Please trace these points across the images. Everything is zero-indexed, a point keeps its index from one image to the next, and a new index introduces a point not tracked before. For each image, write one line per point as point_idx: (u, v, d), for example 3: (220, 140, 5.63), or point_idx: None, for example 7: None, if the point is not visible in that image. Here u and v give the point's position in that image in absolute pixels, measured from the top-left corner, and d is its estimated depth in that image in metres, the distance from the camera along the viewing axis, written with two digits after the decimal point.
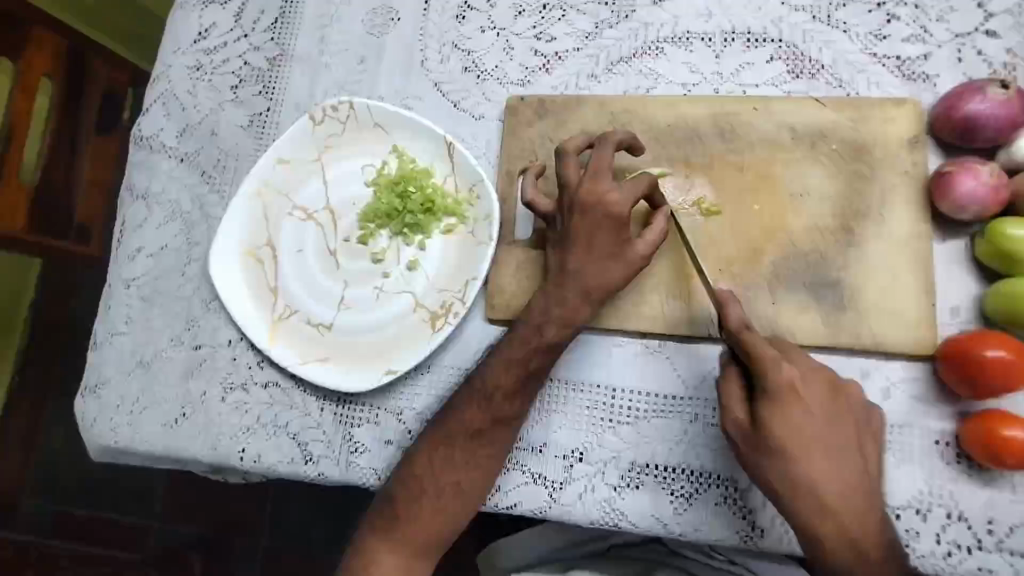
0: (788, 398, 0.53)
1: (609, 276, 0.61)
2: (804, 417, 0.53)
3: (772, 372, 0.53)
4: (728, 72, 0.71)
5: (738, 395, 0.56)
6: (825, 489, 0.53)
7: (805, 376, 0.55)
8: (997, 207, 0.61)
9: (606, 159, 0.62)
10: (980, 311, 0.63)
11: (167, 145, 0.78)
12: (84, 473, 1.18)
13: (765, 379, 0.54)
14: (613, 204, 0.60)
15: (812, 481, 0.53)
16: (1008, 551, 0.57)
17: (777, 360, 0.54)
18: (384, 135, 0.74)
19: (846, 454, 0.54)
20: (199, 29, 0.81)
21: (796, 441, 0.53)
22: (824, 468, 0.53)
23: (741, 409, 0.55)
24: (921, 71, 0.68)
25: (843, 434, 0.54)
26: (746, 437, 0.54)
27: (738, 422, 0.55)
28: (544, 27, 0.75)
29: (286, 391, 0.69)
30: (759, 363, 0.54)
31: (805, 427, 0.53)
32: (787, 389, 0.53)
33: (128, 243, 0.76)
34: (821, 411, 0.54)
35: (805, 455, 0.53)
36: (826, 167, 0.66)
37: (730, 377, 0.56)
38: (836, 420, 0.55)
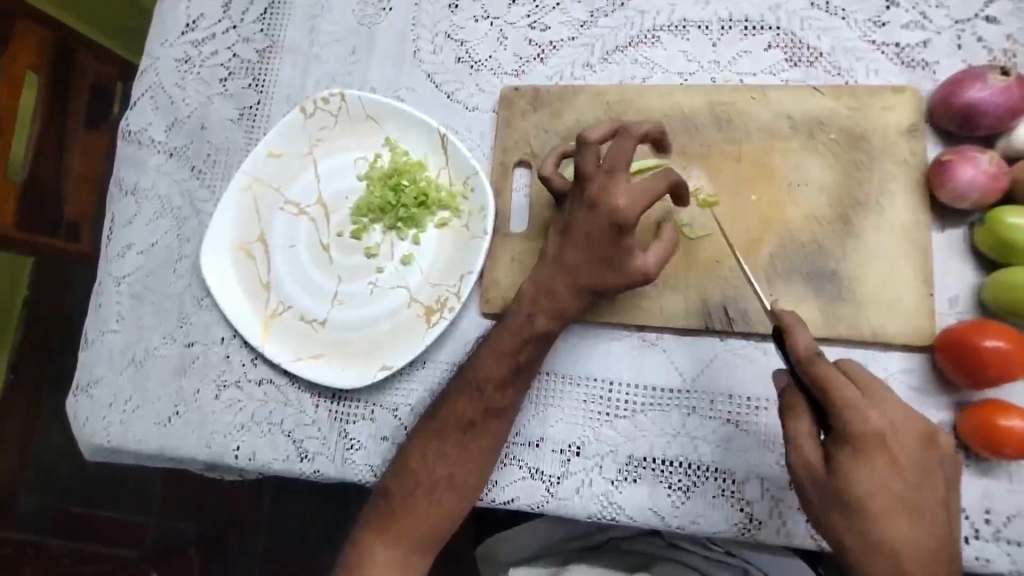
0: (873, 452, 0.49)
1: (605, 280, 0.60)
2: (887, 473, 0.49)
3: (852, 420, 0.49)
4: (725, 61, 0.70)
5: (810, 434, 0.52)
6: (905, 550, 0.48)
7: (897, 426, 0.50)
8: (997, 195, 0.60)
9: (625, 156, 0.57)
10: (978, 300, 0.62)
11: (156, 139, 0.77)
12: (79, 469, 1.17)
13: (843, 424, 0.50)
14: (619, 209, 0.57)
15: (889, 540, 0.49)
16: (1005, 540, 0.57)
17: (862, 408, 0.49)
18: (376, 127, 0.73)
19: (932, 514, 0.49)
20: (187, 21, 0.79)
21: (876, 498, 0.49)
22: (907, 528, 0.49)
23: (813, 450, 0.51)
24: (920, 59, 0.67)
25: (931, 493, 0.49)
26: (816, 481, 0.51)
27: (808, 464, 0.51)
28: (538, 16, 0.74)
29: (280, 388, 0.69)
30: (838, 407, 0.50)
31: (889, 486, 0.49)
32: (871, 440, 0.49)
33: (117, 240, 0.75)
34: (910, 465, 0.49)
35: (882, 514, 0.49)
36: (823, 157, 0.66)
37: (800, 412, 0.53)
38: (927, 476, 0.50)
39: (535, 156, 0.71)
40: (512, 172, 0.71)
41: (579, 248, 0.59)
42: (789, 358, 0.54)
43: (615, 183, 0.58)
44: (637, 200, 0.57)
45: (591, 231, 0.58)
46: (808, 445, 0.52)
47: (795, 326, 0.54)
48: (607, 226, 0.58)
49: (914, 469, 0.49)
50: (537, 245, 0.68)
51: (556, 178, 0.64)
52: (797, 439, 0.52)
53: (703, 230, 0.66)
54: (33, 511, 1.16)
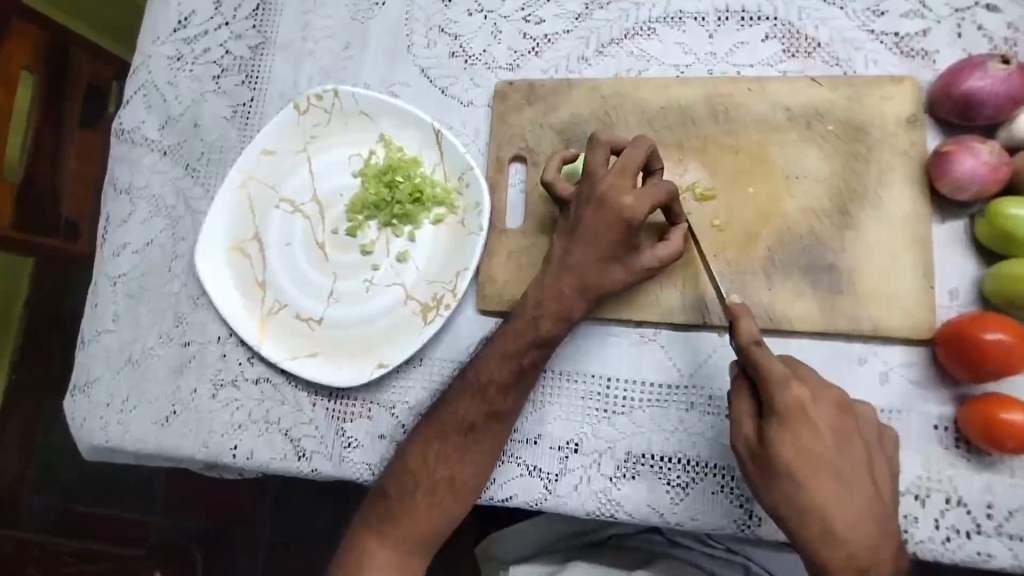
0: (797, 421, 0.51)
1: (609, 278, 0.60)
2: (811, 439, 0.51)
3: (780, 395, 0.51)
4: (722, 53, 0.69)
5: (748, 411, 0.53)
6: (834, 514, 0.50)
7: (816, 396, 0.52)
8: (998, 186, 0.60)
9: (635, 163, 0.59)
10: (980, 293, 0.62)
11: (149, 138, 0.76)
12: (80, 469, 1.17)
13: (773, 399, 0.51)
14: (627, 208, 0.58)
15: (820, 505, 0.50)
16: (1007, 535, 0.57)
17: (787, 381, 0.51)
18: (371, 124, 0.73)
19: (858, 478, 0.51)
20: (178, 18, 0.79)
21: (806, 465, 0.51)
22: (834, 490, 0.51)
23: (750, 425, 0.53)
24: (919, 48, 0.66)
25: (854, 456, 0.52)
26: (753, 455, 0.52)
27: (745, 439, 0.53)
28: (532, 9, 0.73)
29: (277, 386, 0.69)
30: (766, 383, 0.51)
31: (815, 452, 0.51)
32: (794, 410, 0.51)
33: (113, 239, 0.74)
34: (831, 432, 0.51)
35: (812, 482, 0.50)
36: (823, 149, 0.65)
37: (739, 393, 0.54)
38: (847, 441, 0.52)
39: (532, 151, 0.70)
40: (508, 167, 0.71)
41: (584, 242, 0.59)
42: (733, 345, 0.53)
43: (625, 185, 0.59)
44: (643, 200, 0.58)
45: (600, 226, 0.59)
46: (745, 423, 0.53)
47: (742, 315, 0.53)
48: (616, 222, 0.58)
49: (837, 435, 0.52)
50: (535, 242, 0.68)
51: (559, 183, 0.63)
52: (735, 417, 0.54)
53: (700, 224, 0.65)
54: (38, 510, 1.16)
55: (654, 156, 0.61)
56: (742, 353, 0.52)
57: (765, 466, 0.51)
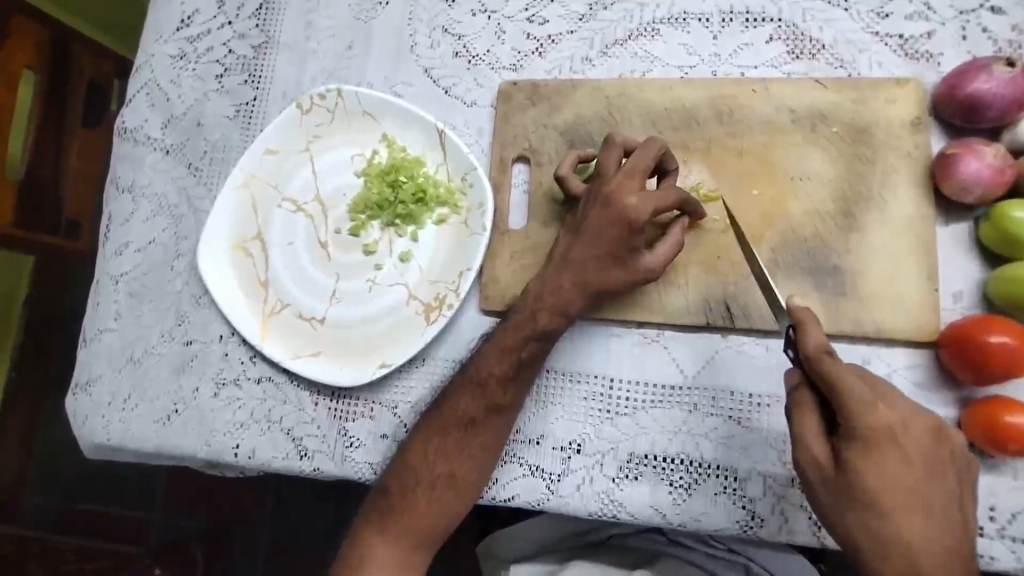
0: (883, 449, 0.49)
1: (610, 276, 0.60)
2: (898, 469, 0.49)
3: (862, 419, 0.49)
4: (726, 54, 0.69)
5: (817, 430, 0.52)
6: (918, 547, 0.49)
7: (906, 422, 0.50)
8: (1002, 189, 0.60)
9: (646, 166, 0.59)
10: (983, 295, 0.62)
11: (152, 136, 0.76)
12: (80, 468, 1.17)
13: (856, 423, 0.49)
14: (632, 208, 0.58)
15: (902, 538, 0.49)
16: (1010, 537, 0.56)
17: (871, 405, 0.49)
18: (373, 123, 0.73)
19: (944, 508, 0.50)
20: (181, 17, 0.78)
21: (890, 495, 0.49)
22: (919, 522, 0.49)
23: (820, 446, 0.51)
24: (923, 50, 0.66)
25: (943, 488, 0.50)
26: (826, 479, 0.51)
27: (817, 462, 0.51)
28: (536, 9, 0.73)
29: (279, 386, 0.68)
30: (846, 405, 0.49)
31: (900, 481, 0.49)
32: (880, 436, 0.49)
33: (115, 238, 0.74)
34: (920, 460, 0.50)
35: (895, 512, 0.49)
36: (827, 151, 0.65)
37: (807, 411, 0.52)
38: (937, 470, 0.50)
39: (535, 151, 0.70)
40: (511, 167, 0.70)
41: (587, 242, 0.59)
42: (804, 360, 0.52)
43: (632, 187, 0.59)
44: (648, 202, 0.58)
45: (602, 226, 0.59)
46: (815, 443, 0.52)
47: (808, 325, 0.54)
48: (617, 223, 0.58)
49: (927, 465, 0.50)
50: (538, 243, 0.68)
51: (572, 179, 0.63)
52: (804, 436, 0.52)
53: (703, 225, 0.65)
54: (37, 509, 1.16)
55: (666, 156, 0.62)
56: (817, 370, 0.51)
57: (841, 491, 0.50)
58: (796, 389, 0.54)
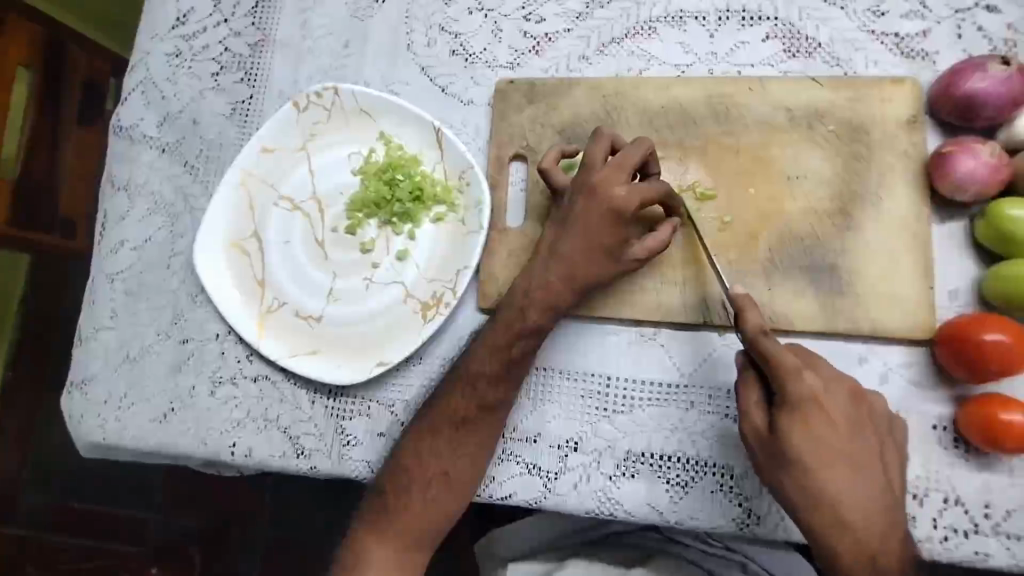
0: (810, 411, 0.52)
1: (597, 270, 0.60)
2: (825, 428, 0.52)
3: (791, 384, 0.51)
4: (723, 52, 0.69)
5: (757, 401, 0.54)
6: (846, 503, 0.51)
7: (827, 386, 0.54)
8: (997, 187, 0.60)
9: (634, 162, 0.59)
10: (979, 294, 0.62)
11: (148, 135, 0.76)
12: (75, 468, 1.17)
13: (786, 389, 0.52)
14: (621, 201, 0.58)
15: (831, 494, 0.51)
16: (1005, 534, 0.57)
17: (799, 371, 0.51)
18: (370, 121, 0.72)
19: (870, 467, 0.52)
20: (178, 15, 0.78)
21: (819, 455, 0.52)
22: (846, 479, 0.52)
23: (759, 416, 0.53)
24: (920, 49, 0.66)
25: (864, 446, 0.53)
26: (764, 445, 0.53)
27: (756, 430, 0.53)
28: (533, 7, 0.73)
29: (276, 384, 0.68)
30: (778, 373, 0.52)
31: (826, 440, 0.52)
32: (806, 399, 0.52)
33: (110, 236, 0.74)
34: (843, 420, 0.53)
35: (823, 470, 0.52)
36: (823, 150, 0.65)
37: (749, 384, 0.54)
38: (857, 430, 0.53)
39: (532, 150, 0.70)
40: (508, 165, 0.70)
41: (581, 237, 0.59)
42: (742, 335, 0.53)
43: (618, 180, 0.59)
44: (636, 195, 0.58)
45: (590, 217, 0.59)
46: (754, 413, 0.54)
47: (748, 306, 0.54)
48: (607, 213, 0.59)
49: (849, 425, 0.53)
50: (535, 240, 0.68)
51: (556, 173, 0.64)
52: (745, 406, 0.54)
53: (699, 224, 0.65)
54: (34, 509, 1.16)
55: (651, 159, 0.62)
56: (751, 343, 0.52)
57: (777, 455, 0.52)
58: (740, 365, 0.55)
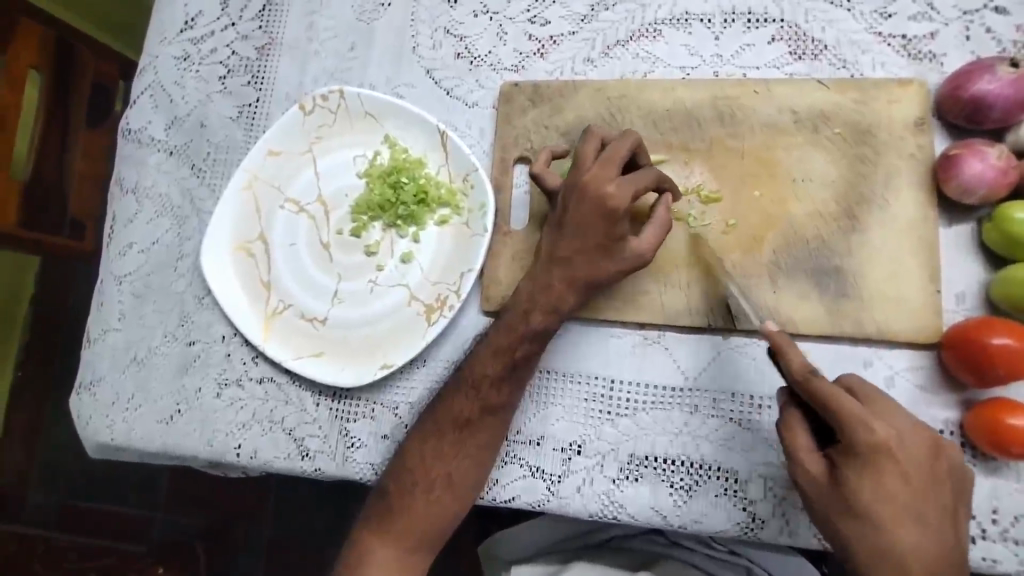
0: (880, 465, 0.48)
1: (599, 269, 0.59)
2: (895, 482, 0.48)
3: (858, 434, 0.48)
4: (728, 54, 0.69)
5: (809, 445, 0.52)
6: (916, 563, 0.48)
7: (903, 436, 0.49)
8: (1005, 190, 0.59)
9: (622, 156, 0.59)
10: (986, 297, 0.61)
11: (156, 138, 0.77)
12: (84, 467, 1.18)
13: (851, 438, 0.49)
14: (611, 197, 0.58)
15: (900, 551, 0.48)
16: (1013, 541, 0.56)
17: (865, 419, 0.48)
18: (375, 124, 0.73)
19: (941, 523, 0.49)
20: (186, 18, 0.79)
21: (886, 510, 0.48)
22: (914, 535, 0.48)
23: (814, 461, 0.51)
24: (927, 51, 0.66)
25: (938, 500, 0.49)
26: (821, 492, 0.51)
27: (811, 476, 0.51)
28: (538, 10, 0.73)
29: (281, 386, 0.69)
30: (841, 420, 0.49)
31: (896, 494, 0.48)
32: (876, 451, 0.48)
33: (119, 239, 0.75)
34: (918, 475, 0.49)
35: (892, 526, 0.48)
36: (829, 152, 0.65)
37: (796, 424, 0.53)
38: (931, 484, 0.49)
39: (536, 152, 0.70)
40: (512, 168, 0.70)
41: (577, 239, 0.59)
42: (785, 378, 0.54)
43: (607, 175, 0.59)
44: (627, 189, 0.58)
45: (584, 219, 0.59)
46: (807, 457, 0.52)
47: (784, 344, 0.55)
48: (602, 213, 0.58)
49: (923, 479, 0.49)
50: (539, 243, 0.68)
51: (547, 175, 0.64)
52: (796, 450, 0.52)
53: (703, 228, 0.65)
54: (44, 508, 1.17)
55: (640, 151, 0.62)
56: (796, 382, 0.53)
57: (838, 505, 0.50)
58: (784, 405, 0.54)
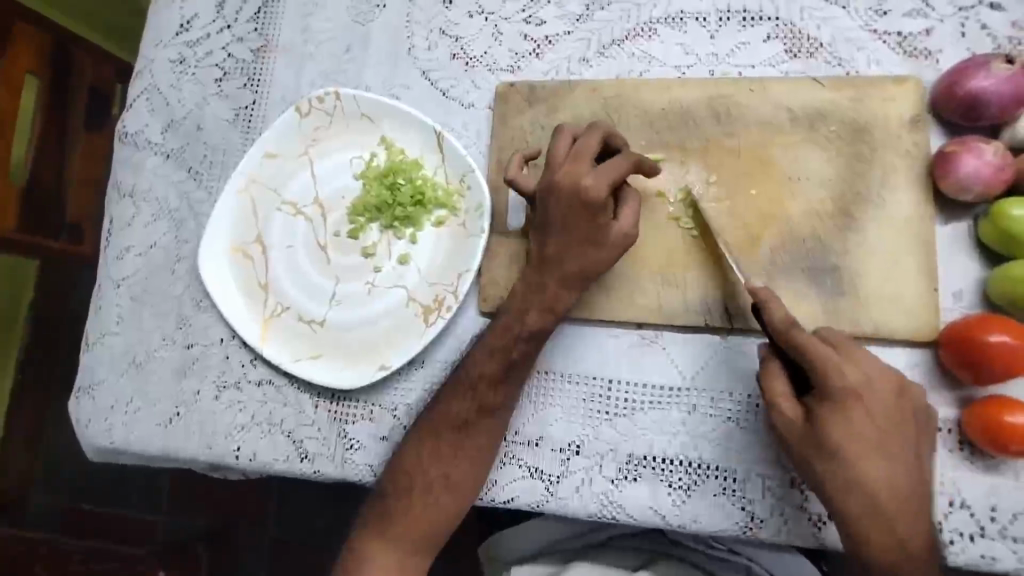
0: (851, 406, 0.52)
1: (591, 263, 0.60)
2: (864, 421, 0.51)
3: (832, 379, 0.52)
4: (724, 53, 0.69)
5: (785, 391, 0.54)
6: (881, 494, 0.51)
7: (871, 381, 0.52)
8: (1001, 187, 0.59)
9: (592, 148, 0.61)
10: (983, 294, 0.61)
11: (153, 141, 0.77)
12: (86, 470, 1.18)
13: (826, 383, 0.52)
14: (588, 189, 0.59)
15: (868, 484, 0.51)
16: (1012, 538, 0.56)
17: (838, 366, 0.52)
18: (371, 126, 0.73)
19: (906, 459, 0.52)
20: (181, 21, 0.79)
21: (856, 446, 0.51)
22: (883, 470, 0.51)
23: (789, 404, 0.54)
24: (923, 48, 0.65)
25: (902, 437, 0.52)
26: (797, 433, 0.53)
27: (788, 419, 0.53)
28: (533, 10, 0.73)
29: (280, 389, 0.69)
30: (818, 367, 0.52)
31: (865, 432, 0.51)
32: (848, 393, 0.52)
33: (117, 242, 0.75)
34: (883, 415, 0.52)
35: (861, 462, 0.51)
36: (825, 150, 0.65)
37: (773, 372, 0.55)
38: (897, 423, 0.52)
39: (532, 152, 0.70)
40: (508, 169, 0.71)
41: (563, 235, 0.60)
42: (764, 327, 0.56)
43: (582, 168, 0.60)
44: (602, 179, 0.59)
45: (567, 216, 0.60)
46: (786, 403, 0.54)
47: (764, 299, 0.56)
48: (579, 208, 0.59)
49: (890, 419, 0.52)
50: None
51: (522, 176, 0.64)
52: (773, 396, 0.54)
53: (700, 227, 0.65)
54: (46, 511, 1.17)
55: (611, 136, 0.63)
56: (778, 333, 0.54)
57: (815, 445, 0.52)
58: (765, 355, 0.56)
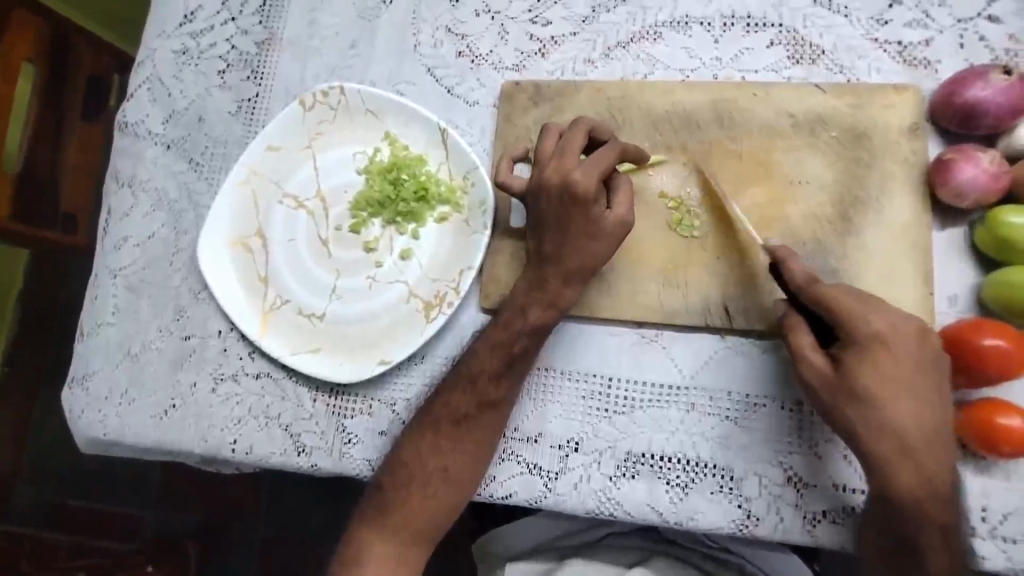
0: (880, 353, 0.54)
1: (590, 259, 0.61)
2: (892, 365, 0.54)
3: (859, 325, 0.54)
4: (728, 58, 0.70)
5: (809, 343, 0.56)
6: (910, 434, 0.53)
7: (899, 326, 0.54)
8: (997, 194, 0.60)
9: (576, 143, 0.62)
10: (977, 299, 0.62)
11: (153, 131, 0.76)
12: (72, 464, 1.16)
13: (852, 331, 0.54)
14: (576, 183, 0.60)
15: (897, 425, 0.53)
16: (1002, 538, 0.57)
17: (863, 312, 0.54)
18: (375, 120, 0.73)
19: (935, 401, 0.54)
20: (185, 12, 0.78)
21: (886, 390, 0.53)
22: (912, 411, 0.53)
23: (818, 356, 0.56)
24: (922, 58, 0.67)
25: (932, 380, 0.54)
26: (826, 381, 0.55)
27: (817, 369, 0.56)
28: (540, 10, 0.73)
29: (278, 382, 0.68)
30: (841, 313, 0.55)
31: (893, 375, 0.54)
32: (874, 338, 0.54)
33: (115, 232, 0.74)
34: (914, 359, 0.54)
35: (890, 403, 0.53)
36: (825, 155, 0.66)
37: (796, 325, 0.57)
38: (926, 369, 0.54)
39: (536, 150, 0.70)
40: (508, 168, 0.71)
41: (560, 232, 0.61)
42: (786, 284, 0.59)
43: (570, 163, 0.61)
44: (591, 171, 0.60)
45: (564, 214, 0.61)
46: (814, 355, 0.56)
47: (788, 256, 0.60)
48: (574, 206, 0.60)
49: (920, 363, 0.54)
50: None
51: (513, 178, 0.65)
52: (799, 347, 0.57)
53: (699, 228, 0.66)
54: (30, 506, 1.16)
55: (596, 131, 0.65)
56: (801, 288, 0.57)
57: (845, 389, 0.54)
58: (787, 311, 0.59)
